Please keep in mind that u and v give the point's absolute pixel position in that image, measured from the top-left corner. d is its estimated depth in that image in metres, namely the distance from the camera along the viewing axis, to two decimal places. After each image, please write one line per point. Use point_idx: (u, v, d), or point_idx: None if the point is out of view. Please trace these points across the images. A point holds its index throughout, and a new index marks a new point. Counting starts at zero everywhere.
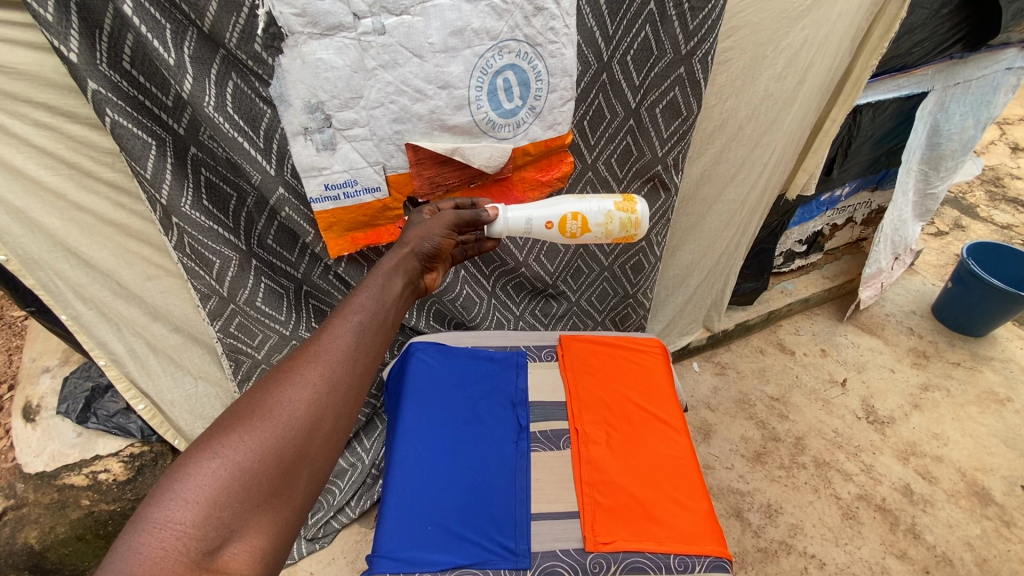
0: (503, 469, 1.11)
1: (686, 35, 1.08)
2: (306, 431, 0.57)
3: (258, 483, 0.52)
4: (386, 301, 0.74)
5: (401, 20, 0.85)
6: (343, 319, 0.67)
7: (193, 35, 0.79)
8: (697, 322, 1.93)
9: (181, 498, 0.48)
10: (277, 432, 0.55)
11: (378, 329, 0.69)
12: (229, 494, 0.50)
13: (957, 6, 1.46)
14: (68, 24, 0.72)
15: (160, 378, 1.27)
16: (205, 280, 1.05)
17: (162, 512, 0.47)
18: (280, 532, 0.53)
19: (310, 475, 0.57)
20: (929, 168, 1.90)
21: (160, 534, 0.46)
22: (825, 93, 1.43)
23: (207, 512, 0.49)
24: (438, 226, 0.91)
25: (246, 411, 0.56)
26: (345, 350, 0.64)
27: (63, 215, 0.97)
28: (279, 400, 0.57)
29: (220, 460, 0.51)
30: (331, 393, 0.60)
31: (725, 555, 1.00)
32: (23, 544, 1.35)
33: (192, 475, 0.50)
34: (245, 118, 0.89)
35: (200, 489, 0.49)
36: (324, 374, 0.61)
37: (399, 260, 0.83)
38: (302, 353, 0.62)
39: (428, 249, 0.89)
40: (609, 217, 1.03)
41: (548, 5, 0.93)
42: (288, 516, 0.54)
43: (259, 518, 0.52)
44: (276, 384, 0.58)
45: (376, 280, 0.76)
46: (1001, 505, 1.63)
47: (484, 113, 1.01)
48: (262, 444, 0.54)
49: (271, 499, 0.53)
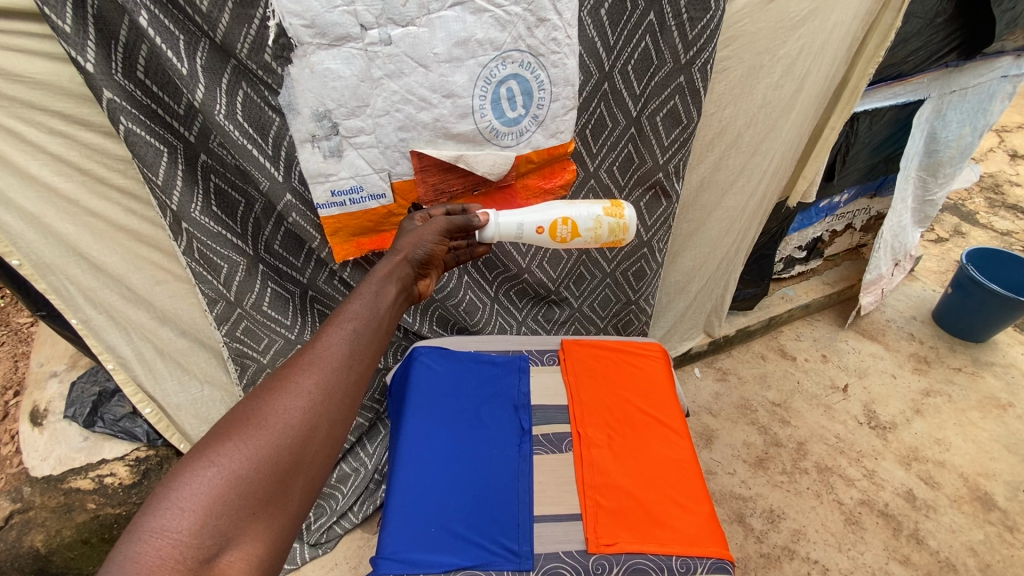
0: (504, 471, 1.12)
1: (685, 45, 1.10)
2: (301, 439, 0.58)
3: (254, 491, 0.53)
4: (380, 308, 0.75)
5: (406, 31, 0.87)
6: (338, 327, 0.68)
7: (205, 46, 0.81)
8: (699, 328, 1.94)
9: (177, 507, 0.49)
10: (273, 440, 0.56)
11: (372, 336, 0.71)
12: (224, 502, 0.51)
13: (951, 15, 1.49)
14: (84, 35, 0.75)
15: (167, 382, 1.29)
16: (212, 284, 1.07)
17: (158, 520, 0.48)
18: (277, 539, 0.54)
19: (306, 482, 0.58)
20: (928, 175, 1.92)
21: (157, 542, 0.47)
22: (822, 100, 1.45)
23: (203, 520, 0.50)
24: (431, 235, 0.92)
25: (242, 419, 0.57)
26: (340, 357, 0.65)
27: (75, 221, 0.99)
28: (274, 409, 0.58)
29: (215, 469, 0.52)
30: (325, 401, 0.62)
31: (727, 557, 1.01)
32: (29, 548, 1.39)
33: (188, 483, 0.51)
34: (254, 125, 0.91)
35: (197, 497, 0.50)
36: (319, 381, 0.62)
37: (393, 267, 0.85)
38: (297, 361, 0.63)
39: (421, 255, 0.91)
40: (598, 222, 1.05)
41: (550, 16, 0.95)
42: (285, 523, 0.55)
43: (255, 525, 0.53)
44: (272, 393, 0.60)
45: (370, 287, 0.77)
46: (1004, 510, 1.63)
47: (487, 122, 1.03)
48: (258, 451, 0.55)
49: (266, 507, 0.54)
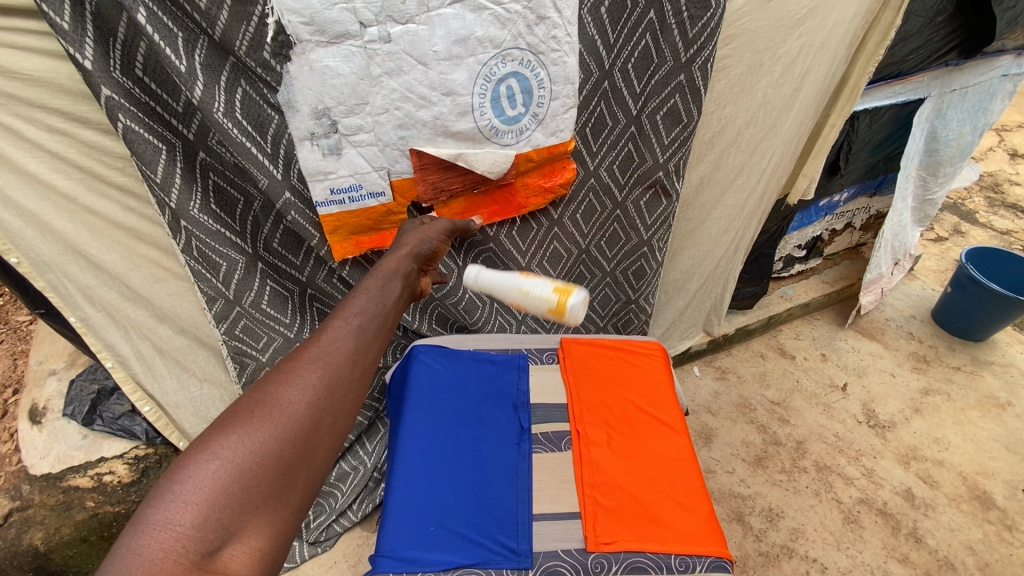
0: (503, 469, 1.12)
1: (685, 43, 1.10)
2: (304, 433, 0.58)
3: (258, 484, 0.53)
4: (385, 303, 0.75)
5: (406, 28, 0.87)
6: (342, 321, 0.68)
7: (204, 43, 0.81)
8: (698, 327, 1.94)
9: (180, 500, 0.49)
10: (277, 433, 0.56)
11: (377, 330, 0.71)
12: (227, 496, 0.51)
13: (952, 13, 1.49)
14: (83, 32, 0.74)
15: (166, 380, 1.28)
16: (211, 282, 1.07)
17: (160, 513, 0.48)
18: (279, 534, 0.54)
19: (308, 476, 0.58)
20: (928, 174, 1.92)
21: (159, 534, 0.46)
22: (823, 98, 1.45)
23: (206, 513, 0.49)
24: (434, 233, 0.98)
25: (245, 412, 0.57)
26: (344, 352, 0.65)
27: (73, 219, 0.98)
28: (277, 403, 0.58)
29: (218, 462, 0.52)
30: (329, 395, 0.62)
31: (726, 556, 1.01)
32: (28, 546, 1.38)
33: (192, 476, 0.50)
34: (253, 123, 0.90)
35: (199, 490, 0.50)
36: (324, 375, 0.62)
37: (399, 262, 0.86)
38: (301, 355, 0.63)
39: (426, 251, 0.93)
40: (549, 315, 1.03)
41: (550, 14, 0.95)
42: (287, 517, 0.55)
43: (257, 519, 0.52)
44: (276, 386, 0.60)
45: (375, 282, 0.77)
46: (1002, 509, 1.63)
47: (487, 120, 1.03)
48: (262, 445, 0.55)
49: (269, 501, 0.54)
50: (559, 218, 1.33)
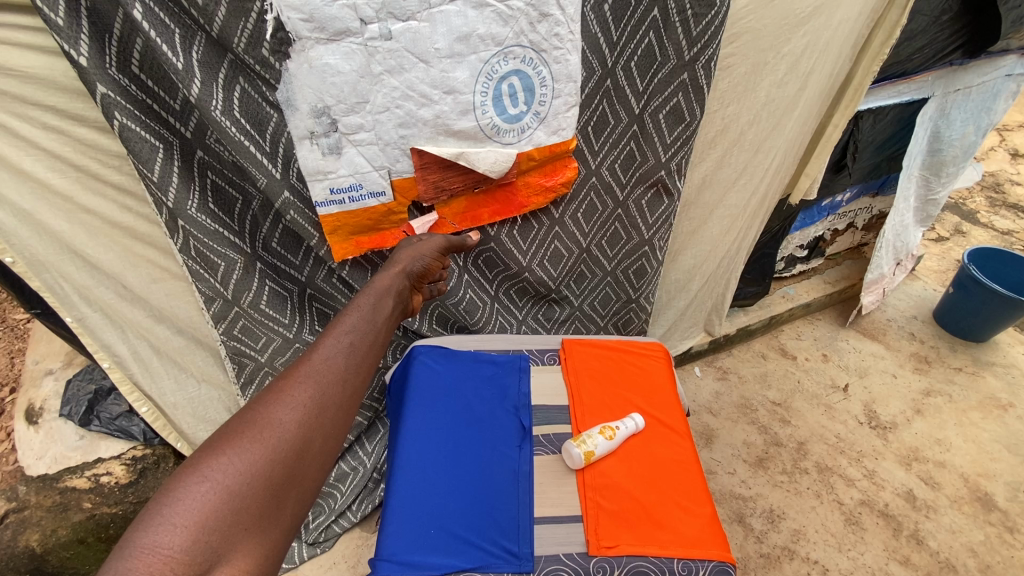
0: (503, 471, 1.11)
1: (689, 42, 1.08)
2: (296, 452, 0.57)
3: (248, 505, 0.51)
4: (376, 321, 0.75)
5: (407, 25, 0.86)
6: (332, 340, 0.68)
7: (201, 40, 0.80)
8: (699, 327, 1.94)
9: (169, 523, 0.47)
10: (269, 453, 0.55)
11: (368, 348, 0.71)
12: (218, 518, 0.49)
13: (957, 13, 1.47)
14: (78, 28, 0.73)
15: (163, 380, 1.27)
16: (209, 283, 1.06)
17: (150, 537, 0.46)
18: (269, 556, 0.52)
19: (299, 497, 0.56)
20: (930, 174, 1.91)
21: (148, 558, 0.45)
22: (825, 97, 1.44)
23: (195, 535, 0.47)
24: (428, 249, 1.00)
25: (236, 431, 0.56)
26: (334, 370, 0.65)
27: (70, 218, 0.97)
28: (268, 421, 0.57)
29: (209, 484, 0.50)
30: (320, 414, 0.61)
31: (728, 560, 1.00)
32: (24, 546, 1.35)
33: (182, 498, 0.49)
34: (251, 121, 0.89)
35: (189, 512, 0.48)
36: (316, 395, 0.62)
37: (392, 279, 0.87)
38: (291, 374, 0.63)
39: (419, 268, 0.96)
40: (590, 436, 1.11)
41: (553, 12, 0.94)
42: (276, 538, 0.53)
43: (247, 541, 0.50)
44: (267, 405, 0.58)
45: (367, 301, 0.78)
46: (1003, 511, 1.62)
47: (489, 119, 1.02)
48: (253, 465, 0.54)
49: (259, 522, 0.52)
50: (560, 217, 1.32)
